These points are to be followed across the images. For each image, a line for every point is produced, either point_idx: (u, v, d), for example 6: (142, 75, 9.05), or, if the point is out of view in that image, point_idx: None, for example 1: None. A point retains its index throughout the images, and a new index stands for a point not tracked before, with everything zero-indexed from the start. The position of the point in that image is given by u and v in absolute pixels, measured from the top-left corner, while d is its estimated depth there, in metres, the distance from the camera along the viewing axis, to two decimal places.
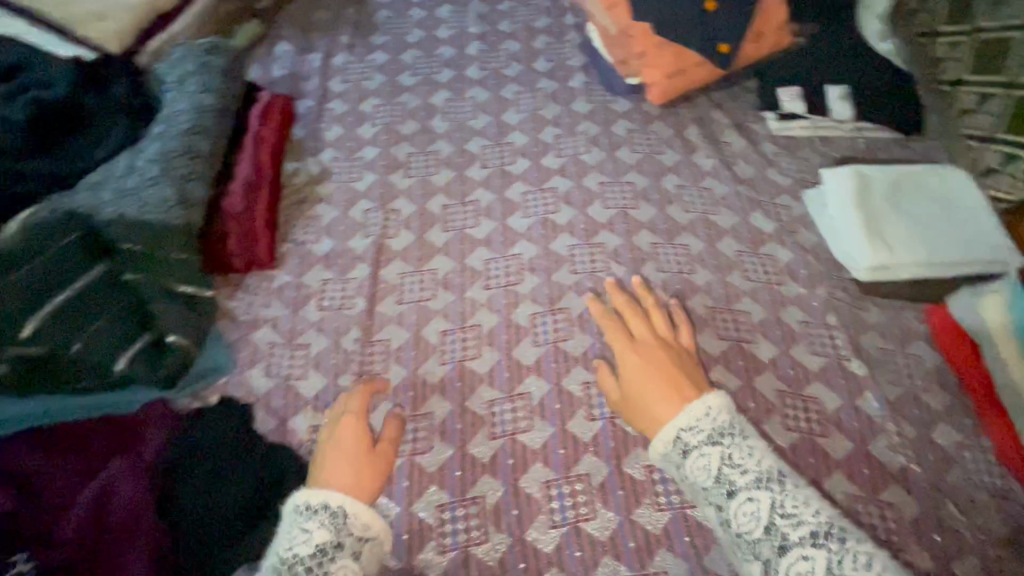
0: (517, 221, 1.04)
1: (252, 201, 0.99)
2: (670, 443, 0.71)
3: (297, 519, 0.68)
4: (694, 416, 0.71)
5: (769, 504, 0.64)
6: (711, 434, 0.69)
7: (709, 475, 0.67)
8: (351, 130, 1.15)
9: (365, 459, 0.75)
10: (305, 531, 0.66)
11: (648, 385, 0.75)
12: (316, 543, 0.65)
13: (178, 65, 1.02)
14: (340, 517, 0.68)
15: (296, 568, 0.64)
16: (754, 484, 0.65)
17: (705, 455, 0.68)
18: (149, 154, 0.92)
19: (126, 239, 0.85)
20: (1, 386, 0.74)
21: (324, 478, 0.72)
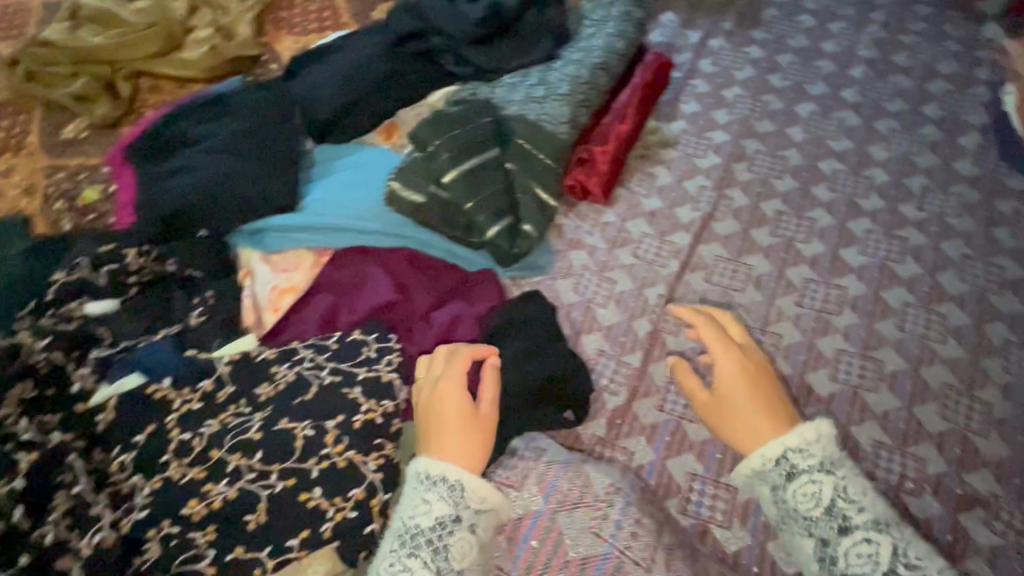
0: (852, 254, 0.99)
1: (616, 140, 1.07)
2: (769, 462, 0.70)
3: (417, 486, 0.68)
4: (804, 439, 0.69)
5: (889, 550, 0.63)
6: (823, 464, 0.68)
7: (815, 505, 0.67)
8: (708, 110, 1.19)
9: (471, 430, 0.72)
10: (426, 501, 0.67)
11: (741, 396, 0.75)
12: (437, 516, 0.66)
13: (601, 5, 1.13)
14: (457, 489, 0.67)
15: (418, 541, 0.65)
16: (872, 526, 0.65)
17: (814, 482, 0.67)
18: (561, 73, 1.04)
19: (523, 137, 1.01)
20: (414, 210, 0.92)
21: (430, 443, 0.71)
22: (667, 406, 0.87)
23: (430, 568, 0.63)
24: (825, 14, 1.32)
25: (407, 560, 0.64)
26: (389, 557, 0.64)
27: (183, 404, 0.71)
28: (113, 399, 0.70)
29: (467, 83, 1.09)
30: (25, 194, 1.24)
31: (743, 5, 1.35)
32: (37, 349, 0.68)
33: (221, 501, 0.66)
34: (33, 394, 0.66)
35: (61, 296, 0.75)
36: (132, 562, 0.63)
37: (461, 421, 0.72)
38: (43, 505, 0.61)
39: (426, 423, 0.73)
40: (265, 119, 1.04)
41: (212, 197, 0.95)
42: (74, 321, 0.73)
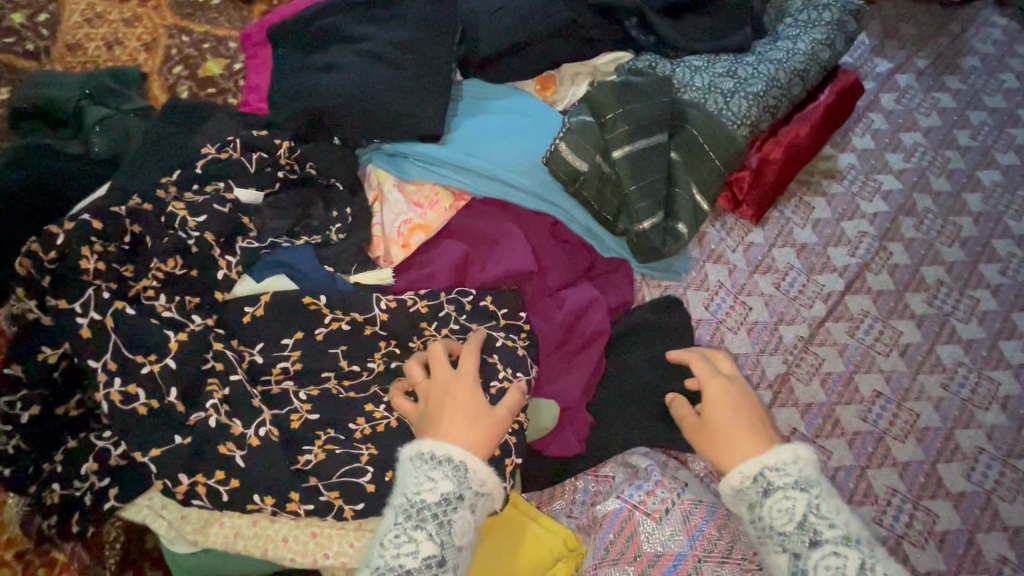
0: (1011, 349, 0.91)
1: (787, 158, 0.97)
2: (748, 478, 0.62)
3: (420, 465, 0.60)
4: (782, 457, 0.61)
5: (857, 566, 0.55)
6: (798, 480, 0.60)
7: (790, 520, 0.58)
8: (883, 149, 1.08)
9: (481, 418, 0.64)
10: (430, 478, 0.59)
11: (732, 418, 0.67)
12: (441, 492, 0.58)
13: (815, 6, 1.01)
14: (462, 469, 0.60)
15: (424, 514, 0.57)
16: (843, 540, 0.56)
17: (790, 498, 0.59)
18: (754, 70, 0.94)
19: (699, 128, 0.91)
20: (571, 179, 0.85)
21: (435, 425, 0.63)
22: None
23: (436, 542, 0.56)
24: None
25: (411, 532, 0.57)
26: (393, 529, 0.58)
27: (332, 321, 0.75)
28: (265, 296, 0.75)
29: (645, 55, 0.99)
30: (145, 49, 1.17)
31: (942, 45, 1.22)
32: (191, 229, 0.74)
33: (384, 427, 0.71)
34: (180, 272, 0.73)
35: (210, 173, 0.79)
36: (294, 460, 0.69)
37: (473, 404, 0.65)
38: (199, 389, 0.68)
39: (430, 407, 0.66)
40: (426, 34, 0.95)
41: (358, 105, 0.87)
42: (226, 205, 0.77)
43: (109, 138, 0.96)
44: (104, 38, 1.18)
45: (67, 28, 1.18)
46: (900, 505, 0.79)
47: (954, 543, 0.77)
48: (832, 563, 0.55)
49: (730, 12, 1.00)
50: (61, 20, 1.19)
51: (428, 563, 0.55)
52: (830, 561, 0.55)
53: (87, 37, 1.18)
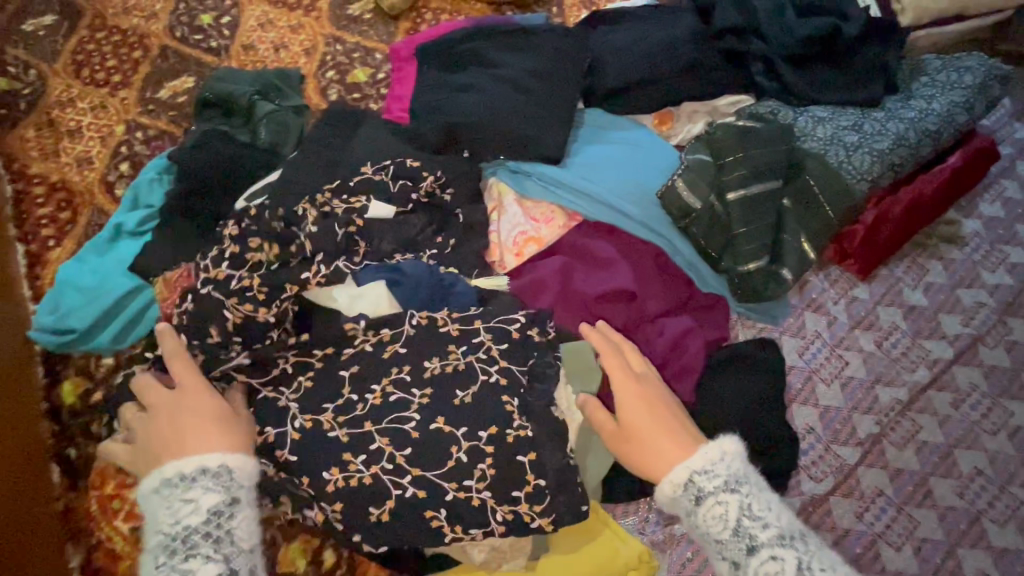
0: None
1: (906, 216, 0.95)
2: (678, 487, 0.60)
3: (168, 493, 0.60)
4: (709, 458, 0.60)
5: (795, 565, 0.54)
6: (726, 481, 0.59)
7: (725, 526, 0.57)
8: (1013, 220, 1.03)
9: (225, 429, 0.66)
10: (194, 484, 0.60)
11: (654, 419, 0.66)
12: (206, 509, 0.59)
13: (956, 67, 0.99)
14: (224, 472, 0.61)
15: (189, 518, 0.58)
16: (777, 540, 0.56)
17: (720, 503, 0.58)
18: (881, 126, 0.94)
19: (815, 178, 0.92)
20: (682, 213, 0.89)
21: (169, 455, 0.63)
22: (867, 517, 0.80)
23: (213, 523, 0.58)
24: None
25: (183, 564, 0.56)
26: (166, 514, 0.59)
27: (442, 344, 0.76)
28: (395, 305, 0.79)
29: (766, 101, 1.02)
30: (305, 53, 1.33)
31: None
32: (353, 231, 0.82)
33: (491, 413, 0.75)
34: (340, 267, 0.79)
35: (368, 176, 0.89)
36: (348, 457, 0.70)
37: (211, 420, 0.66)
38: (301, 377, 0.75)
39: (169, 433, 0.64)
40: (560, 65, 1.03)
41: (492, 125, 0.96)
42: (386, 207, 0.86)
43: (271, 129, 1.11)
44: (273, 41, 1.36)
45: (245, 31, 1.37)
46: None
47: None
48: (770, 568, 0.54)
49: (861, 66, 1.01)
50: (239, 22, 1.38)
51: (210, 522, 0.58)
52: (768, 565, 0.54)
53: (260, 39, 1.36)
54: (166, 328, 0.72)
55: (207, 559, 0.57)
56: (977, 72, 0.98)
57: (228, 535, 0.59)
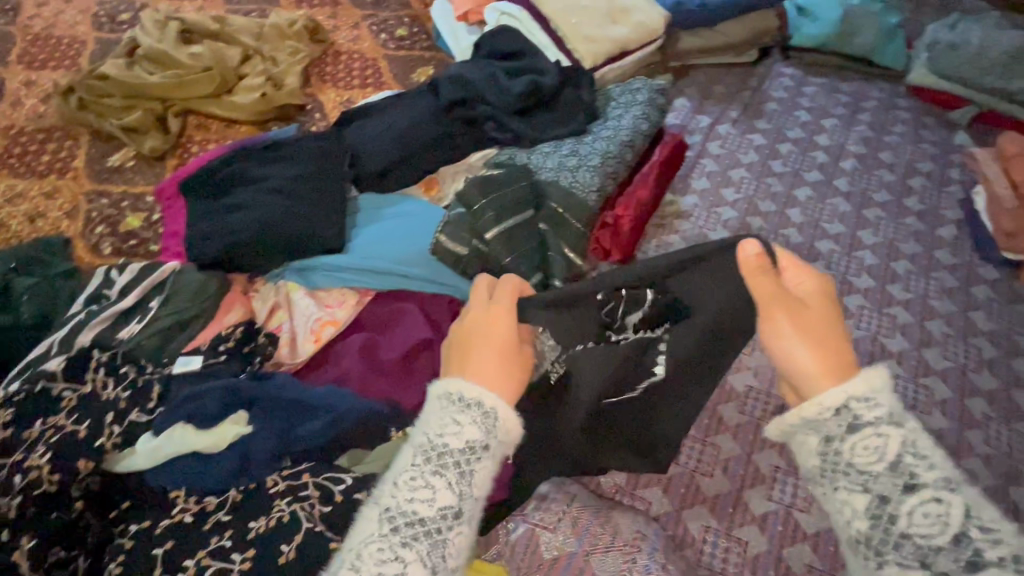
0: (847, 327, 1.09)
1: (635, 207, 1.17)
2: (829, 411, 0.52)
3: (446, 405, 0.55)
4: (869, 386, 0.52)
5: (961, 513, 0.47)
6: (890, 416, 0.51)
7: (881, 460, 0.49)
8: (716, 188, 1.32)
9: (505, 355, 0.60)
10: (456, 422, 0.54)
11: (809, 314, 0.58)
12: (466, 439, 0.53)
13: (630, 90, 1.27)
14: (492, 416, 0.55)
15: (444, 459, 0.52)
16: (943, 484, 0.48)
17: (879, 436, 0.50)
18: (591, 147, 1.16)
19: (555, 199, 1.10)
20: (457, 262, 1.01)
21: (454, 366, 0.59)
22: (682, 458, 0.93)
23: (455, 491, 0.52)
24: (820, 110, 1.49)
25: (396, 554, 0.49)
26: (409, 471, 0.52)
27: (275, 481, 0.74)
28: (192, 448, 0.75)
29: (506, 149, 1.20)
30: (66, 216, 1.28)
31: (747, 98, 1.51)
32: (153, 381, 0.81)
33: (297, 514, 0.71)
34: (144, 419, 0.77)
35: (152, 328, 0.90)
36: None
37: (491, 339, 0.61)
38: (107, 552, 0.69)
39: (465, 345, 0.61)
40: (321, 165, 1.12)
41: (268, 234, 1.02)
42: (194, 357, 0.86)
43: (38, 306, 1.04)
44: (26, 213, 1.29)
45: None
46: (785, 478, 0.92)
47: None
48: (932, 510, 0.47)
49: (565, 107, 1.25)
50: None
51: (442, 516, 0.51)
52: (929, 507, 0.47)
53: (9, 214, 1.28)
54: (515, 285, 0.69)
55: (417, 555, 0.49)
56: (645, 91, 1.26)
57: (442, 544, 0.50)
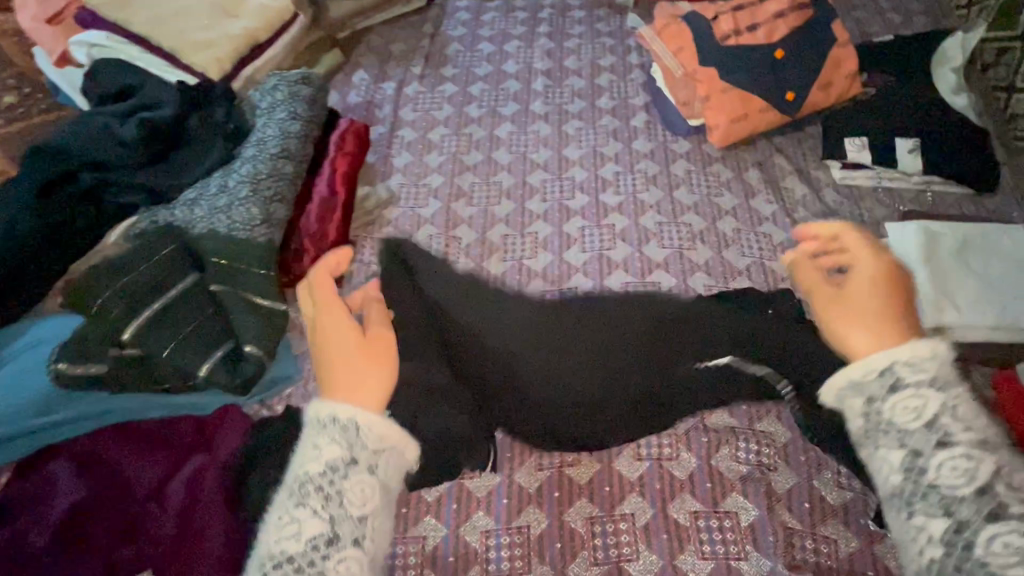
0: (574, 255, 1.07)
1: (325, 220, 1.05)
2: (875, 370, 0.52)
3: (318, 428, 0.53)
4: (917, 352, 0.52)
5: (990, 470, 0.46)
6: (937, 377, 0.50)
7: (917, 415, 0.50)
8: (419, 159, 1.22)
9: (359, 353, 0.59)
10: (318, 444, 0.52)
11: (856, 297, 0.57)
12: (328, 459, 0.51)
13: (267, 91, 1.09)
14: (352, 428, 0.52)
15: (308, 488, 0.50)
16: (977, 442, 0.48)
17: (917, 396, 0.50)
18: (239, 174, 0.99)
19: (215, 253, 0.93)
20: (101, 384, 0.81)
21: (318, 379, 0.58)
22: None
23: (326, 518, 0.49)
24: (501, 37, 1.43)
25: None
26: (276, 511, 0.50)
27: None
28: None
29: (143, 212, 0.98)
30: None
31: (427, 48, 1.42)
32: None
33: None
34: None
35: None
36: None
37: (340, 351, 0.59)
38: None
39: (316, 351, 0.60)
40: None
41: None
42: None
43: None
44: None
45: None
46: None
47: None
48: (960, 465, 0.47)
49: (201, 134, 1.05)
50: None
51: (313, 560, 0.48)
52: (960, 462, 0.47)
53: None
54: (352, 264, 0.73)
55: None
56: (286, 86, 1.10)
57: None
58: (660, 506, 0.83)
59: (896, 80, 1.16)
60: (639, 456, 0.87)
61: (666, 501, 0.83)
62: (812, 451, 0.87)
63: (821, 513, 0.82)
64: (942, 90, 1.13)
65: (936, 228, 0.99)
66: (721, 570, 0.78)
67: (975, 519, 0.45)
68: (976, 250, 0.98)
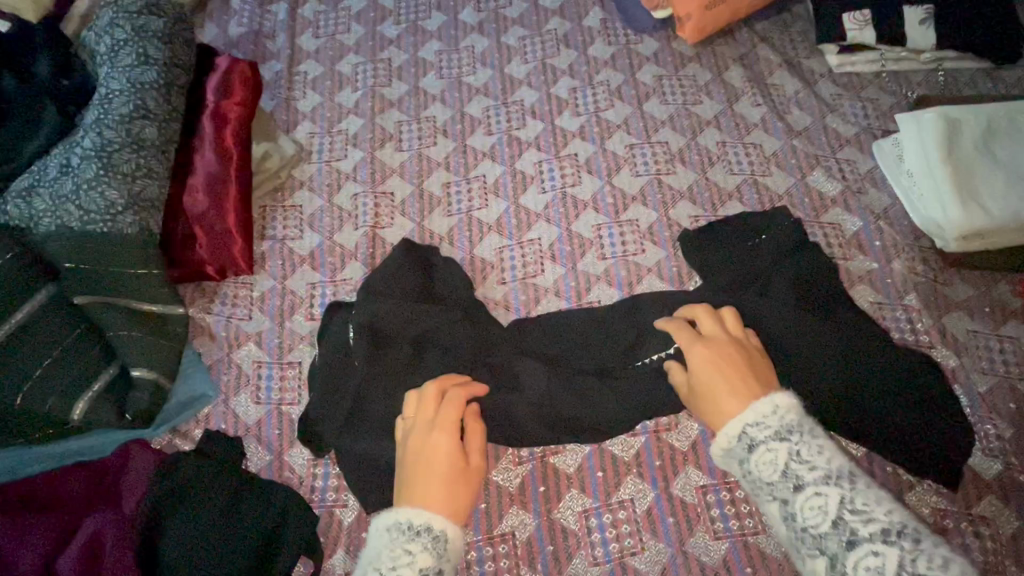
0: (532, 198, 0.88)
1: (218, 194, 0.83)
2: (735, 439, 0.56)
3: (396, 536, 0.54)
4: (760, 411, 0.55)
5: (843, 501, 0.49)
6: (780, 431, 0.54)
7: (774, 470, 0.53)
8: (330, 98, 0.98)
9: (458, 474, 0.59)
10: (409, 552, 0.53)
11: (707, 382, 0.61)
12: (420, 567, 0.52)
13: (105, 30, 0.83)
14: (442, 540, 0.54)
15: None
16: (825, 479, 0.51)
17: (771, 449, 0.53)
18: (85, 148, 0.75)
19: (68, 257, 0.71)
20: None
21: (406, 486, 0.58)
22: None
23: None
24: None
25: None
26: None
27: None
28: None
29: None
30: None
31: None
32: None
33: None
34: None
35: None
36: None
37: (441, 467, 0.59)
38: None
39: (406, 477, 0.59)
40: None
41: None
42: None
43: None
44: None
45: None
46: None
47: None
48: (816, 505, 0.50)
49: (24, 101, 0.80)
50: None
51: None
52: (814, 503, 0.50)
53: None
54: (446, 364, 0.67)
55: None
56: (129, 20, 0.83)
57: None
58: (662, 486, 0.71)
59: None
60: (633, 431, 0.74)
61: (668, 479, 0.72)
62: None
63: None
64: None
65: (956, 114, 0.83)
66: (737, 549, 0.68)
67: (840, 552, 0.48)
68: (1002, 134, 0.82)
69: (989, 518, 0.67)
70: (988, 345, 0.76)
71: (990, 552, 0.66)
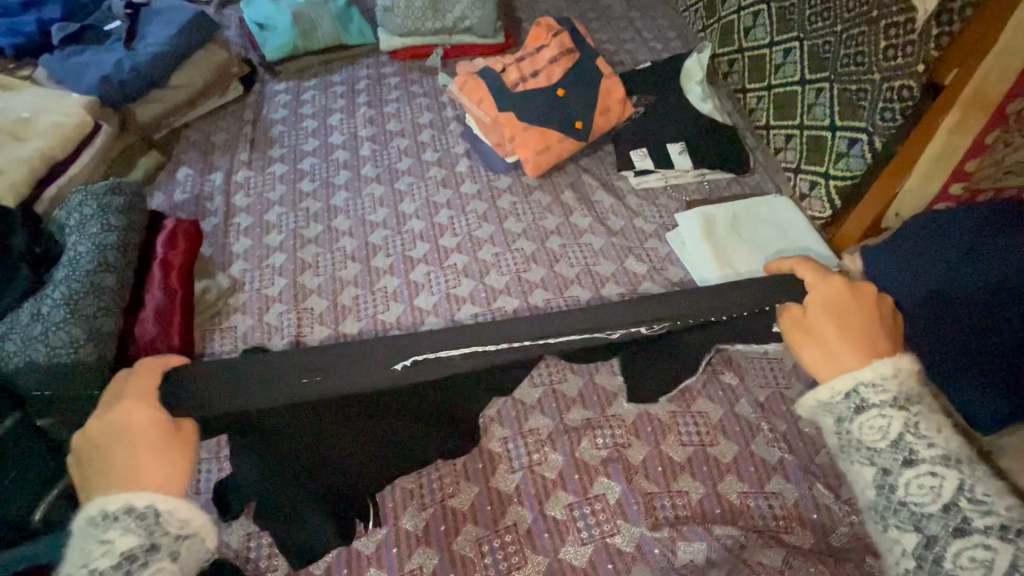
0: (423, 300, 1.14)
1: (164, 323, 1.02)
2: (838, 394, 0.67)
3: (93, 531, 0.57)
4: (881, 374, 0.66)
5: (957, 483, 0.60)
6: (898, 398, 0.65)
7: (884, 437, 0.64)
8: (259, 241, 1.24)
9: (164, 440, 0.61)
10: (107, 540, 0.56)
11: (825, 326, 0.70)
12: (122, 550, 0.56)
13: (74, 209, 1.07)
14: (148, 516, 0.58)
15: None
16: (940, 460, 0.62)
17: (885, 416, 0.65)
18: (53, 299, 0.95)
19: (36, 387, 0.88)
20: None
21: (103, 477, 0.59)
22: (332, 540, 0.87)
23: None
24: (323, 112, 1.51)
25: None
26: None
27: None
28: None
29: None
30: None
31: (250, 134, 1.46)
32: None
33: None
34: None
35: None
36: None
37: (138, 437, 0.60)
38: None
39: (96, 468, 0.60)
40: None
41: None
42: None
43: None
44: None
45: None
46: (429, 481, 0.92)
47: (474, 465, 0.94)
48: (926, 482, 0.61)
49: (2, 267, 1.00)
50: None
51: None
52: (925, 479, 0.61)
53: None
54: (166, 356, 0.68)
55: None
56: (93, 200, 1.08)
57: None
58: (538, 509, 0.90)
59: (661, 98, 1.39)
60: (513, 469, 0.94)
61: (543, 502, 0.91)
62: (656, 420, 0.99)
63: (672, 472, 0.93)
64: (693, 98, 1.39)
65: (710, 211, 1.20)
66: (599, 550, 0.86)
67: (944, 532, 0.59)
68: (744, 221, 1.20)
69: (777, 492, 0.91)
70: (762, 366, 1.05)
71: (779, 518, 0.89)
